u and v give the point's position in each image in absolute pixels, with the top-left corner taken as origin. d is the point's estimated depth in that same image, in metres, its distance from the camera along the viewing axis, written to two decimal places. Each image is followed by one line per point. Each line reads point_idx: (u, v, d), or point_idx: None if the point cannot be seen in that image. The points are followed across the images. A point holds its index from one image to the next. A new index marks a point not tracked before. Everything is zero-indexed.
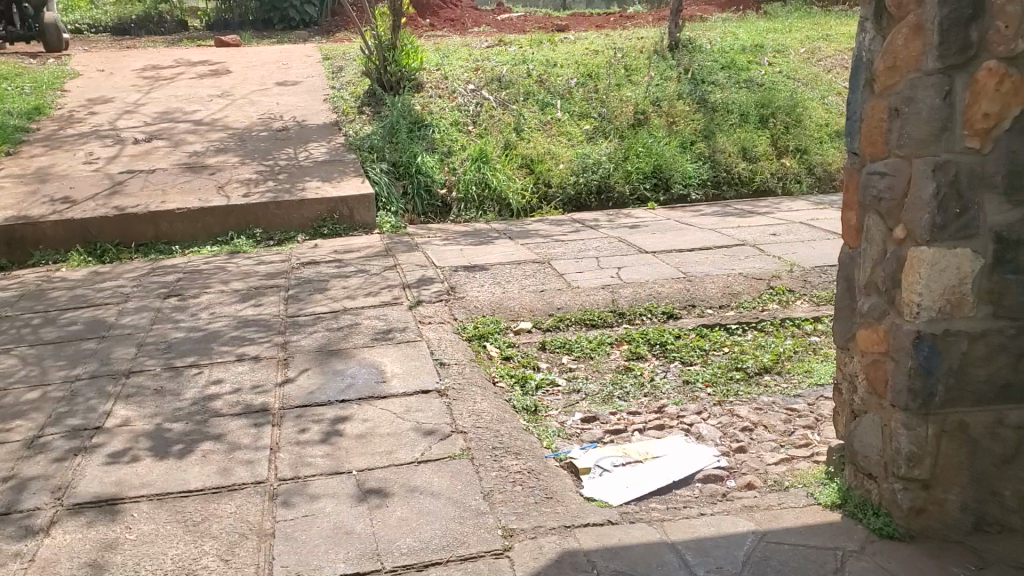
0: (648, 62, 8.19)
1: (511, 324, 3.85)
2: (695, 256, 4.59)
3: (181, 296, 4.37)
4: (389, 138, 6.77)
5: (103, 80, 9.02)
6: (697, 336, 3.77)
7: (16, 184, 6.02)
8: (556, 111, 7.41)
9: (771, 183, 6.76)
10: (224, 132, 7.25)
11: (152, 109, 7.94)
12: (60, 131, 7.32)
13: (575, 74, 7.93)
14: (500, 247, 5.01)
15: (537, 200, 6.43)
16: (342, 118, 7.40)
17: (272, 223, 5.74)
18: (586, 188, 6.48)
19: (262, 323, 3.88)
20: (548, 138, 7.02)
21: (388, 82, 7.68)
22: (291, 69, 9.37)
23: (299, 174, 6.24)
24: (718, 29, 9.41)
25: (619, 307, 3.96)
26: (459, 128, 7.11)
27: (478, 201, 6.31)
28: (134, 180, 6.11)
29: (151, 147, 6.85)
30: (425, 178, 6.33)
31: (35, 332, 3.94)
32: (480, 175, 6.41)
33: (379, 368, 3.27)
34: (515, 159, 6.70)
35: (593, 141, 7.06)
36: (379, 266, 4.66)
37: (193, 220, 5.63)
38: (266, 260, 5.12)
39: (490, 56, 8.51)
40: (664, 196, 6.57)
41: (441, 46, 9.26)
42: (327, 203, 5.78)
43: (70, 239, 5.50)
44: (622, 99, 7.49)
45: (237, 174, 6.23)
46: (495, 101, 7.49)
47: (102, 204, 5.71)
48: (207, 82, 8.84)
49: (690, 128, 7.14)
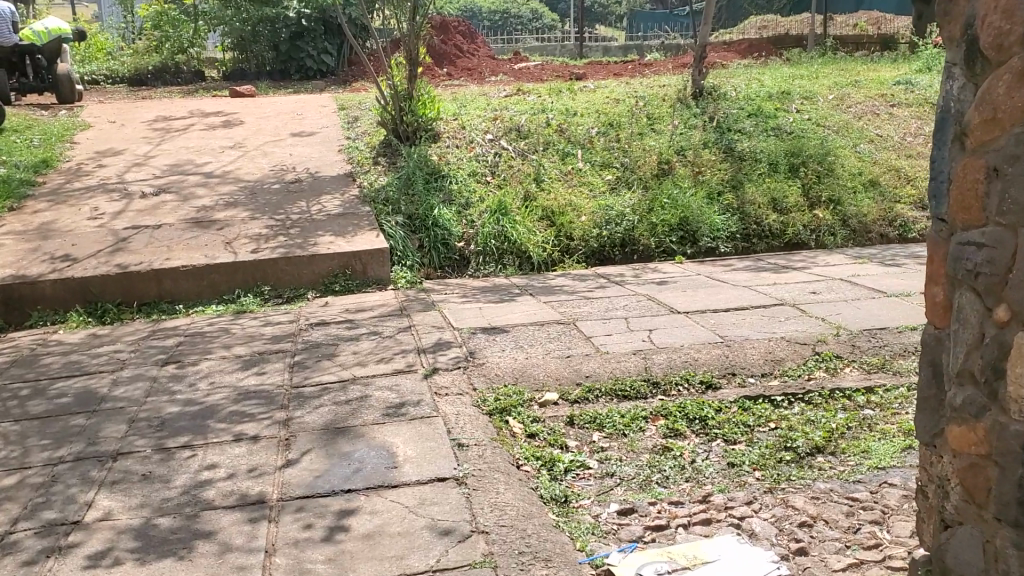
0: (672, 110, 7.95)
1: (536, 394, 3.53)
2: (732, 316, 4.28)
3: (179, 363, 4.08)
4: (404, 190, 6.52)
5: (114, 131, 8.86)
6: (740, 410, 3.45)
7: (17, 241, 5.79)
8: (577, 161, 7.15)
9: (804, 235, 6.45)
10: (235, 185, 7.03)
11: (162, 161, 7.75)
12: (66, 185, 7.11)
13: (596, 122, 7.69)
14: (522, 305, 4.72)
15: (559, 252, 6.12)
16: (356, 170, 7.17)
17: (281, 280, 5.47)
18: (610, 241, 6.18)
19: (264, 395, 3.58)
20: (569, 189, 6.74)
21: (404, 132, 7.46)
22: (306, 120, 9.18)
23: (311, 227, 5.98)
24: (743, 76, 9.19)
25: (652, 375, 3.64)
26: (477, 178, 6.85)
27: (497, 255, 6.02)
28: (139, 236, 5.87)
29: (159, 202, 6.62)
30: (442, 231, 6.05)
31: (20, 405, 3.66)
32: (498, 227, 6.13)
33: (390, 451, 2.95)
34: (535, 210, 6.42)
35: (616, 191, 6.77)
36: (393, 328, 4.36)
37: (198, 277, 5.35)
38: (273, 320, 4.84)
39: (509, 105, 8.30)
40: (691, 249, 6.26)
41: (459, 94, 9.08)
42: (339, 258, 5.51)
43: (70, 299, 5.25)
44: (646, 148, 7.22)
45: (246, 229, 5.98)
46: (514, 151, 7.24)
47: (104, 261, 5.46)
48: (219, 134, 8.67)
49: (718, 178, 6.86)
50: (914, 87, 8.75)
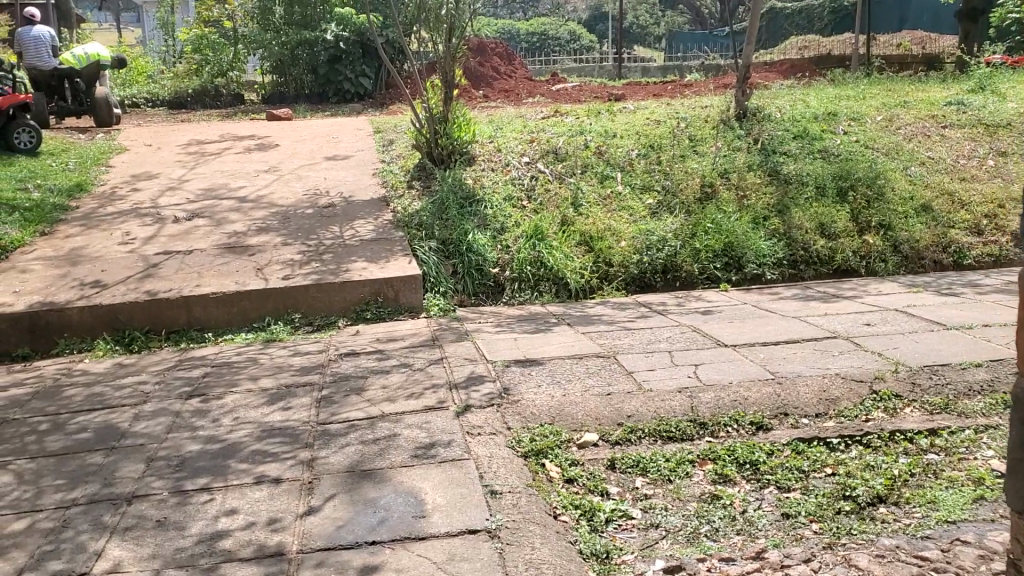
0: (714, 132, 7.73)
1: (575, 434, 3.33)
2: (782, 351, 4.05)
3: (204, 396, 3.93)
4: (439, 215, 6.38)
5: (150, 155, 8.83)
6: (793, 454, 3.22)
7: (46, 267, 5.71)
8: (616, 184, 6.95)
9: (854, 262, 6.21)
10: (268, 209, 6.93)
11: (196, 185, 7.68)
12: (99, 209, 7.06)
13: (636, 145, 7.49)
14: (560, 336, 4.52)
15: (597, 279, 5.92)
16: (391, 194, 7.04)
17: (312, 308, 5.32)
18: (651, 267, 5.98)
19: (288, 431, 3.41)
20: (608, 213, 6.55)
21: (439, 155, 7.33)
22: (341, 143, 9.09)
23: (344, 253, 5.84)
24: (787, 97, 8.95)
25: (699, 416, 3.42)
26: (513, 202, 6.68)
27: (534, 281, 5.84)
28: (170, 262, 5.77)
29: (191, 227, 6.53)
30: (477, 256, 5.89)
31: (38, 441, 3.53)
32: (535, 253, 5.95)
33: (418, 497, 2.77)
34: (573, 235, 6.23)
35: (657, 216, 6.57)
36: (425, 360, 4.18)
37: (228, 305, 5.22)
38: (302, 350, 4.68)
39: (547, 127, 8.13)
40: (736, 275, 6.03)
41: (496, 117, 8.94)
42: (372, 285, 5.35)
43: (97, 327, 5.15)
44: (688, 171, 7.01)
45: (278, 254, 5.85)
46: (551, 174, 7.06)
47: (133, 288, 5.35)
48: (254, 157, 8.60)
49: (763, 203, 6.63)
50: (966, 107, 8.47)
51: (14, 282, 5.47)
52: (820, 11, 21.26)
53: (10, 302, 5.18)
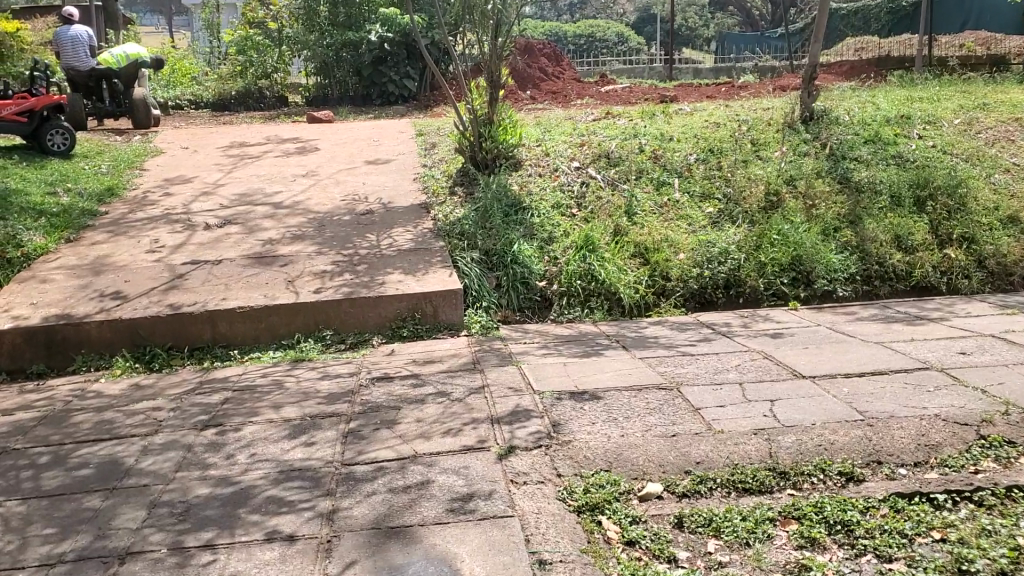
0: (779, 135, 7.23)
1: (635, 484, 2.89)
2: (869, 385, 3.57)
3: (220, 427, 3.55)
4: (482, 224, 5.97)
5: (186, 158, 8.54)
6: (893, 513, 2.75)
7: (68, 277, 5.40)
8: (673, 191, 6.49)
9: (934, 278, 5.70)
10: (304, 215, 6.57)
11: (231, 190, 7.35)
12: (129, 214, 6.76)
13: (694, 149, 7.01)
14: (614, 362, 4.09)
15: (654, 295, 5.48)
16: (432, 201, 6.65)
17: (344, 324, 4.94)
18: (712, 282, 5.54)
19: (309, 474, 3.01)
20: (665, 222, 6.09)
21: (483, 160, 6.92)
22: (382, 146, 8.74)
23: (380, 264, 5.45)
24: (854, 99, 8.41)
25: (779, 464, 2.97)
26: (561, 210, 6.24)
27: (584, 297, 5.41)
28: (197, 273, 5.43)
29: (222, 234, 6.19)
30: (523, 269, 5.47)
31: (34, 479, 3.17)
32: (586, 265, 5.52)
33: (453, 568, 2.35)
34: (627, 246, 5.80)
35: (718, 225, 6.11)
36: (465, 388, 3.76)
37: (256, 320, 4.86)
38: (331, 372, 4.28)
39: (598, 129, 7.69)
40: (804, 292, 5.57)
41: (542, 119, 8.50)
42: (409, 300, 4.96)
43: (117, 342, 4.82)
44: (751, 176, 6.52)
45: (311, 265, 5.48)
46: (602, 180, 6.61)
47: (156, 300, 5.01)
48: (292, 161, 8.26)
49: (833, 212, 6.13)
50: None
51: (33, 293, 5.16)
52: (877, 11, 20.45)
53: (26, 314, 4.87)
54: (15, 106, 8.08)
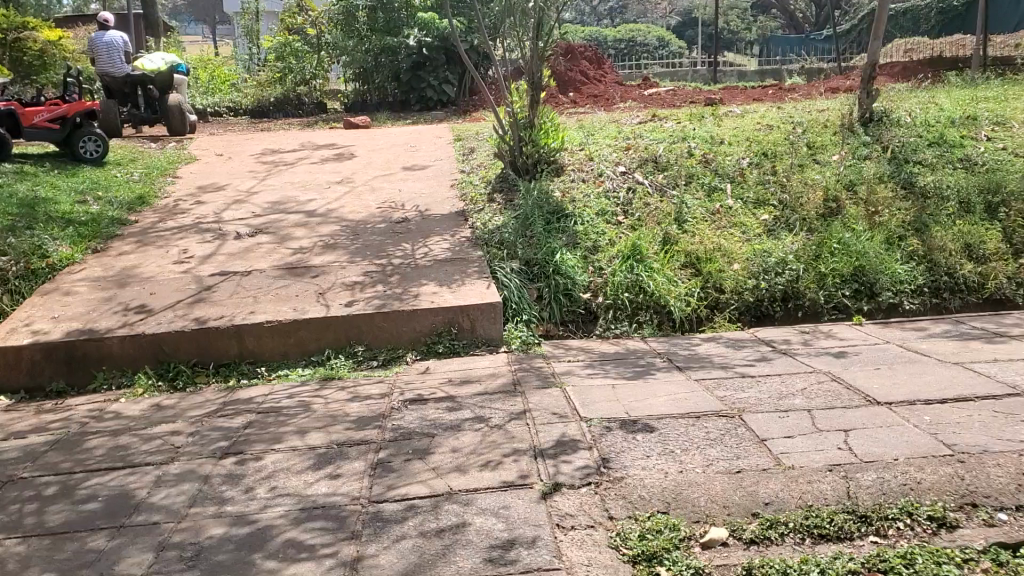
0: (836, 138, 6.85)
1: (696, 528, 2.57)
2: (953, 413, 3.21)
3: (241, 455, 3.28)
4: (523, 232, 5.67)
5: (220, 165, 8.35)
6: (996, 566, 2.38)
7: (92, 289, 5.19)
8: (726, 197, 6.14)
9: (1009, 290, 5.29)
10: (337, 224, 6.32)
11: (264, 198, 7.12)
12: (159, 223, 6.56)
13: (747, 152, 6.65)
14: (667, 387, 3.76)
15: (706, 308, 5.17)
16: (470, 208, 6.37)
17: (377, 339, 4.67)
18: (769, 295, 5.22)
19: (334, 512, 2.72)
20: (717, 230, 5.76)
21: (523, 165, 6.63)
22: (419, 152, 8.49)
23: (415, 275, 5.17)
24: (915, 99, 7.99)
25: (860, 506, 2.62)
26: (606, 217, 5.92)
27: (631, 310, 5.09)
28: (225, 285, 5.18)
29: (253, 244, 5.96)
30: (566, 280, 5.17)
31: (37, 513, 2.92)
32: (633, 276, 5.21)
33: None
34: (677, 256, 5.48)
35: (774, 234, 5.77)
36: (504, 414, 3.45)
37: (284, 335, 4.60)
38: (362, 392, 4.00)
39: (644, 133, 7.36)
40: (867, 305, 5.22)
41: (586, 122, 8.19)
42: (445, 314, 4.66)
43: (140, 359, 4.58)
44: (808, 181, 6.15)
45: (343, 276, 5.22)
46: (650, 186, 6.27)
47: (181, 314, 4.77)
48: (328, 168, 8.03)
49: (897, 220, 5.76)
50: None
51: (55, 307, 4.95)
52: (927, 11, 19.86)
53: (46, 329, 4.65)
54: (47, 112, 7.94)
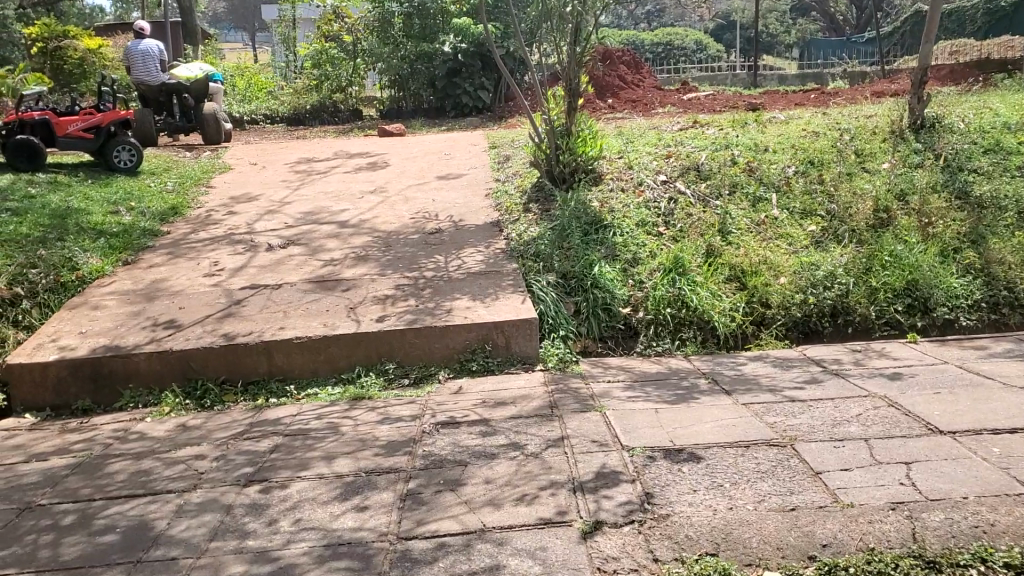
0: (886, 145, 6.61)
1: (749, 573, 2.37)
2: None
3: (265, 483, 3.13)
4: (560, 243, 5.49)
5: (254, 174, 8.27)
6: None
7: (121, 303, 5.10)
8: (771, 208, 5.93)
9: None
10: (370, 235, 6.19)
11: (297, 208, 7.01)
12: (190, 235, 6.47)
13: (793, 160, 6.43)
14: (713, 413, 3.55)
15: (752, 324, 4.98)
16: (506, 218, 6.21)
17: (409, 356, 4.52)
18: (817, 310, 5.01)
19: (360, 549, 2.56)
20: (763, 242, 5.56)
21: (560, 174, 6.45)
22: (454, 160, 8.35)
23: (449, 288, 5.02)
24: (967, 104, 7.71)
25: (928, 550, 2.41)
26: (646, 228, 5.72)
27: (674, 326, 4.91)
28: (255, 298, 5.06)
29: (285, 256, 5.84)
30: (604, 294, 4.98)
31: (53, 545, 2.79)
32: (675, 290, 5.02)
33: None
34: (721, 269, 5.28)
35: (822, 246, 5.55)
36: (541, 441, 3.28)
37: (314, 352, 4.46)
38: (392, 414, 3.84)
39: (685, 140, 7.15)
40: (921, 321, 4.99)
41: (625, 129, 8.01)
42: (479, 330, 4.50)
43: (167, 376, 4.47)
44: (858, 191, 5.92)
45: (375, 290, 5.07)
46: (692, 196, 6.07)
47: (210, 329, 4.65)
48: (361, 177, 7.91)
49: (952, 231, 5.52)
50: None
51: (83, 322, 4.86)
52: (973, 12, 19.39)
53: (73, 346, 4.56)
54: (81, 122, 7.91)
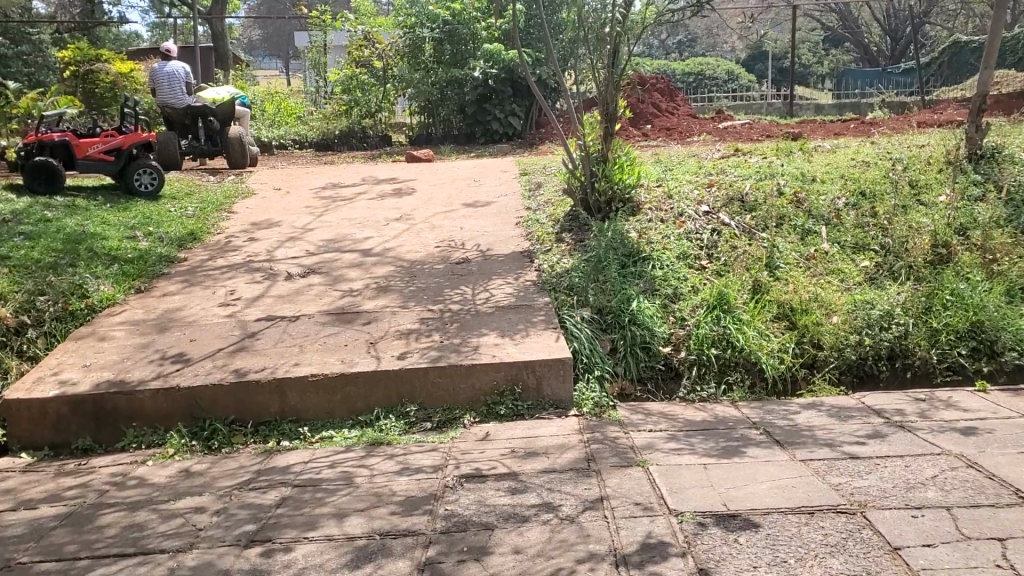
0: (942, 176, 6.23)
1: None
2: None
3: (269, 544, 2.81)
4: (595, 276, 5.16)
5: (278, 199, 8.02)
6: None
7: (129, 334, 4.81)
8: (821, 241, 5.57)
9: None
10: (394, 264, 5.88)
11: (320, 235, 6.74)
12: (208, 262, 6.21)
13: (842, 192, 6.07)
14: (768, 471, 3.18)
15: (802, 367, 4.63)
16: (537, 248, 5.89)
17: (432, 397, 4.18)
18: (873, 353, 4.65)
19: None
20: (813, 278, 5.20)
21: (595, 203, 6.13)
22: (483, 187, 8.05)
23: (476, 323, 4.69)
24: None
25: None
26: (688, 261, 5.37)
27: (719, 368, 4.55)
28: (270, 331, 4.76)
29: (304, 286, 5.55)
30: (643, 331, 4.64)
31: None
32: (720, 329, 4.69)
33: None
34: (769, 307, 4.94)
35: (877, 284, 5.19)
36: (576, 503, 2.93)
37: (330, 391, 4.14)
38: (412, 463, 3.51)
39: (727, 168, 6.81)
40: (987, 366, 4.59)
41: (662, 156, 7.69)
42: (508, 370, 4.16)
43: (173, 415, 4.17)
44: (915, 225, 5.55)
45: (398, 323, 4.76)
46: (737, 227, 5.72)
47: (220, 364, 4.35)
48: (387, 204, 7.64)
49: (1018, 269, 5.14)
50: None
51: (88, 354, 4.58)
52: (1015, 43, 18.85)
53: (75, 380, 4.27)
54: (102, 143, 7.74)
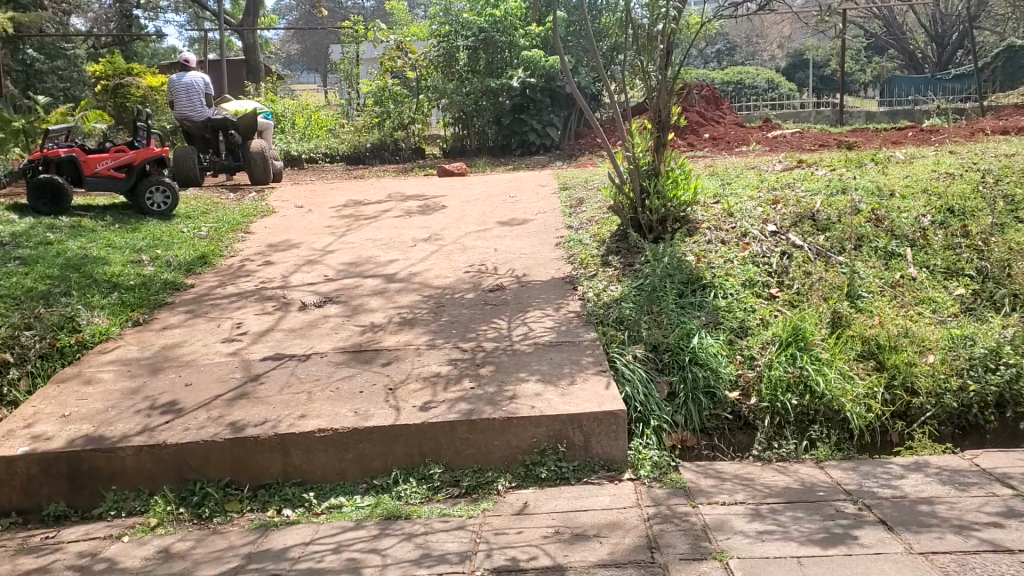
0: None
1: None
2: None
3: None
4: (650, 307, 4.50)
5: (299, 218, 7.46)
6: None
7: (119, 377, 4.24)
8: (908, 266, 4.88)
9: None
10: (421, 292, 5.27)
11: (340, 258, 6.15)
12: (216, 288, 5.65)
13: (927, 209, 5.37)
14: (885, 571, 2.50)
15: (894, 416, 3.94)
16: (581, 273, 5.25)
17: (460, 457, 3.55)
18: (979, 398, 3.94)
19: None
20: (901, 309, 4.51)
21: (647, 222, 5.48)
22: (521, 204, 7.42)
23: (513, 365, 4.04)
24: None
25: None
26: (755, 289, 4.69)
27: (797, 419, 3.87)
28: (276, 374, 4.15)
29: (320, 317, 4.95)
30: (708, 373, 3.96)
31: None
32: (796, 370, 4.00)
33: None
34: (853, 344, 4.25)
35: (977, 316, 4.49)
36: None
37: (341, 449, 3.52)
38: (434, 549, 2.86)
39: (791, 182, 6.12)
40: None
41: (718, 169, 7.00)
42: (550, 424, 3.51)
43: (159, 477, 3.56)
44: (1016, 247, 4.85)
45: (422, 365, 4.12)
46: (810, 249, 5.04)
47: (216, 416, 3.74)
48: (415, 222, 7.03)
49: None
50: None
51: (69, 400, 4.00)
52: None
53: (49, 434, 3.68)
54: (112, 159, 7.19)
